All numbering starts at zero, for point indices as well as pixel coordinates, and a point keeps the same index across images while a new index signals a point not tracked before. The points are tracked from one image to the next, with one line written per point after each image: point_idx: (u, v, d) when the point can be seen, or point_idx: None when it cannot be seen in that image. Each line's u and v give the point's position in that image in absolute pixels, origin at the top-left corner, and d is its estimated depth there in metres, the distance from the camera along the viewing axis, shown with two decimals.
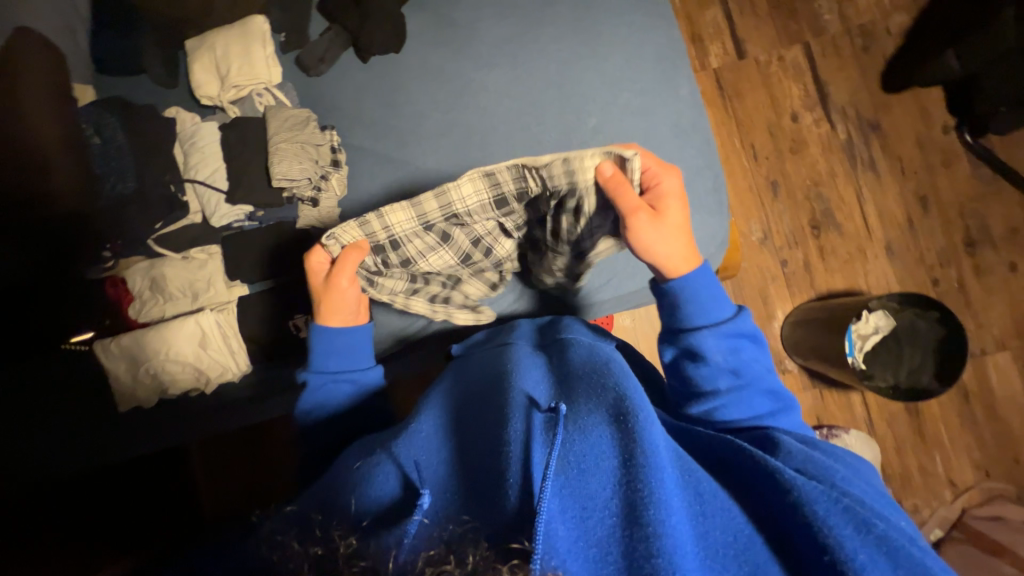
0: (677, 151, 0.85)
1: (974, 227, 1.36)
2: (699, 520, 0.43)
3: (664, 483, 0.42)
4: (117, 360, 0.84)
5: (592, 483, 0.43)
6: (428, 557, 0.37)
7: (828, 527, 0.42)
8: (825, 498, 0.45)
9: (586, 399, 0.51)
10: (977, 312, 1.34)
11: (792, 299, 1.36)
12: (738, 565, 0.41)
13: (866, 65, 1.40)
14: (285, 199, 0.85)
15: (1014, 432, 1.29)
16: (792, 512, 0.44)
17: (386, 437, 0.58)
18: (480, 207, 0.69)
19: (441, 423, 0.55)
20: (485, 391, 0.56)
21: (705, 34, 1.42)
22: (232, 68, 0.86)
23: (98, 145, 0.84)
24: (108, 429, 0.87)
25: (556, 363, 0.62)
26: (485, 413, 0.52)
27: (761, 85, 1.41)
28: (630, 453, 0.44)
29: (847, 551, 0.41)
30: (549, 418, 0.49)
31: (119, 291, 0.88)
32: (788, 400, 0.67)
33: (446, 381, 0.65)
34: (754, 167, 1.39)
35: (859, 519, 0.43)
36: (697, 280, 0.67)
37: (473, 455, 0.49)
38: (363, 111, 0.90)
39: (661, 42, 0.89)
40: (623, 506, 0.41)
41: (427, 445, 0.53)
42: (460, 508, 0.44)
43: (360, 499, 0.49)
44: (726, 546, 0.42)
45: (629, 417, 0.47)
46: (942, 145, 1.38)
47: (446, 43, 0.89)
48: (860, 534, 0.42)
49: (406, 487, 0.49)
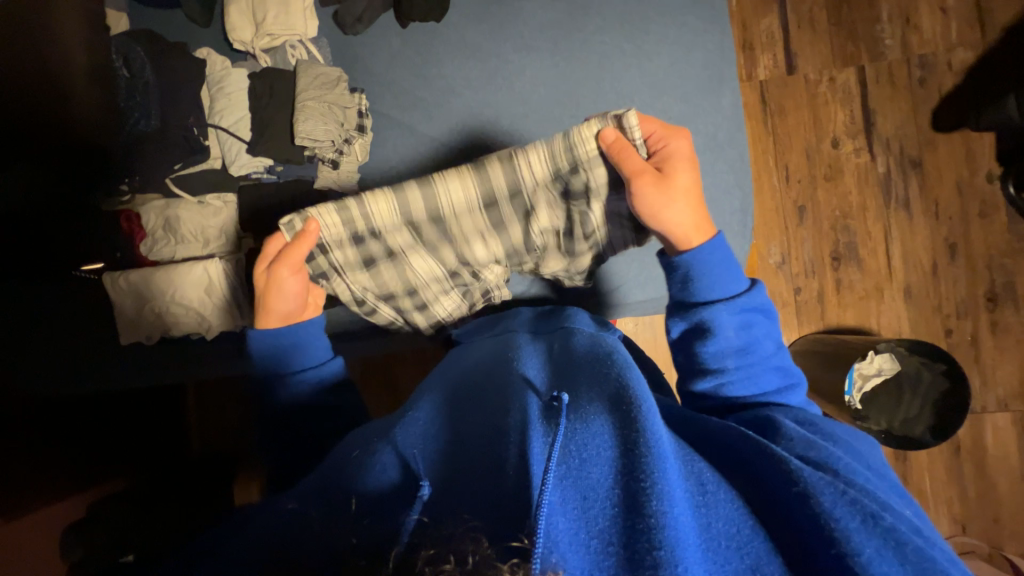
0: (709, 164, 0.83)
1: (999, 283, 1.32)
2: (701, 512, 0.42)
3: (667, 471, 0.42)
4: (124, 294, 0.85)
5: (593, 473, 0.43)
6: (429, 557, 0.35)
7: (833, 519, 0.40)
8: (830, 489, 0.43)
9: (587, 391, 0.53)
10: (984, 368, 1.31)
11: (800, 328, 1.34)
12: (740, 558, 0.39)
13: (920, 98, 1.34)
14: (306, 157, 0.84)
15: (999, 492, 1.29)
16: (797, 506, 0.42)
17: (386, 426, 0.59)
18: (469, 200, 0.73)
19: (439, 413, 0.58)
20: (491, 389, 0.58)
21: (757, 43, 1.36)
22: (269, 15, 0.84)
23: (125, 78, 0.82)
24: (109, 356, 0.91)
25: (557, 355, 0.64)
26: (490, 406, 0.55)
27: (806, 104, 1.36)
28: (630, 438, 0.44)
29: (854, 544, 0.39)
30: (547, 407, 0.51)
31: (133, 226, 0.87)
32: (797, 377, 0.67)
33: (452, 372, 0.67)
34: (784, 189, 1.36)
35: (866, 512, 0.41)
36: (708, 252, 0.66)
37: (471, 439, 0.52)
38: (395, 78, 0.88)
39: (710, 48, 0.85)
40: (622, 497, 0.40)
41: (424, 435, 0.54)
42: (459, 505, 0.43)
43: (359, 484, 0.49)
44: (728, 537, 0.41)
45: (631, 405, 0.48)
46: (982, 193, 1.33)
47: (489, 19, 0.86)
48: (867, 526, 0.40)
49: (404, 476, 0.48)
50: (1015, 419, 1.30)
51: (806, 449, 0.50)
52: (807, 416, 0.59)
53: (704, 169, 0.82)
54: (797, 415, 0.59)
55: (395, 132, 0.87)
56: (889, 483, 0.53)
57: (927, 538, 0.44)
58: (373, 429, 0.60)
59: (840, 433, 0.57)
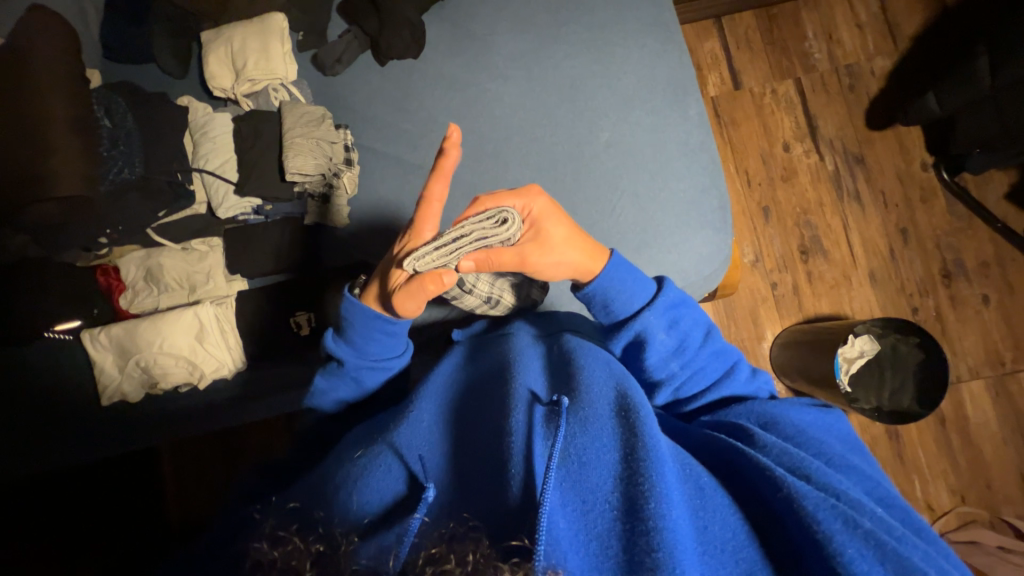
0: (685, 169, 0.88)
1: (950, 260, 1.43)
2: (699, 515, 0.44)
3: (665, 474, 0.43)
4: (105, 352, 0.81)
5: (592, 477, 0.45)
6: (428, 556, 0.34)
7: (817, 521, 0.42)
8: (817, 495, 0.44)
9: (586, 394, 0.52)
10: (952, 340, 1.40)
11: (781, 321, 1.40)
12: (736, 562, 0.42)
13: (852, 102, 1.48)
14: (295, 194, 0.85)
15: (986, 458, 1.34)
16: (784, 511, 0.44)
17: (388, 423, 0.57)
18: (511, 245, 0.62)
19: (440, 413, 0.56)
20: (488, 385, 0.57)
21: (704, 64, 1.49)
22: (248, 61, 0.86)
23: (107, 128, 0.80)
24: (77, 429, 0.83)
25: (553, 353, 0.63)
26: (487, 404, 0.54)
27: (755, 115, 1.48)
28: (633, 450, 0.45)
29: (836, 546, 0.40)
30: (549, 411, 0.51)
31: (111, 281, 0.87)
32: (737, 355, 0.68)
33: (443, 367, 0.65)
34: (747, 192, 1.45)
35: (849, 515, 0.43)
36: (613, 273, 0.63)
37: (472, 441, 0.51)
38: (376, 114, 0.90)
39: (672, 64, 0.91)
40: (622, 501, 0.43)
41: (426, 433, 0.53)
42: (461, 504, 0.44)
43: (359, 493, 0.48)
44: (724, 542, 0.43)
45: (632, 412, 0.50)
46: (920, 181, 1.46)
47: (463, 53, 0.91)
48: (849, 529, 0.42)
49: (411, 484, 0.49)
50: (988, 385, 1.38)
51: (784, 456, 0.49)
52: (769, 414, 0.58)
53: (680, 174, 0.87)
54: (759, 416, 0.58)
55: (381, 163, 0.89)
56: (875, 487, 0.52)
57: (911, 540, 0.45)
58: (370, 429, 0.59)
59: (815, 437, 0.55)
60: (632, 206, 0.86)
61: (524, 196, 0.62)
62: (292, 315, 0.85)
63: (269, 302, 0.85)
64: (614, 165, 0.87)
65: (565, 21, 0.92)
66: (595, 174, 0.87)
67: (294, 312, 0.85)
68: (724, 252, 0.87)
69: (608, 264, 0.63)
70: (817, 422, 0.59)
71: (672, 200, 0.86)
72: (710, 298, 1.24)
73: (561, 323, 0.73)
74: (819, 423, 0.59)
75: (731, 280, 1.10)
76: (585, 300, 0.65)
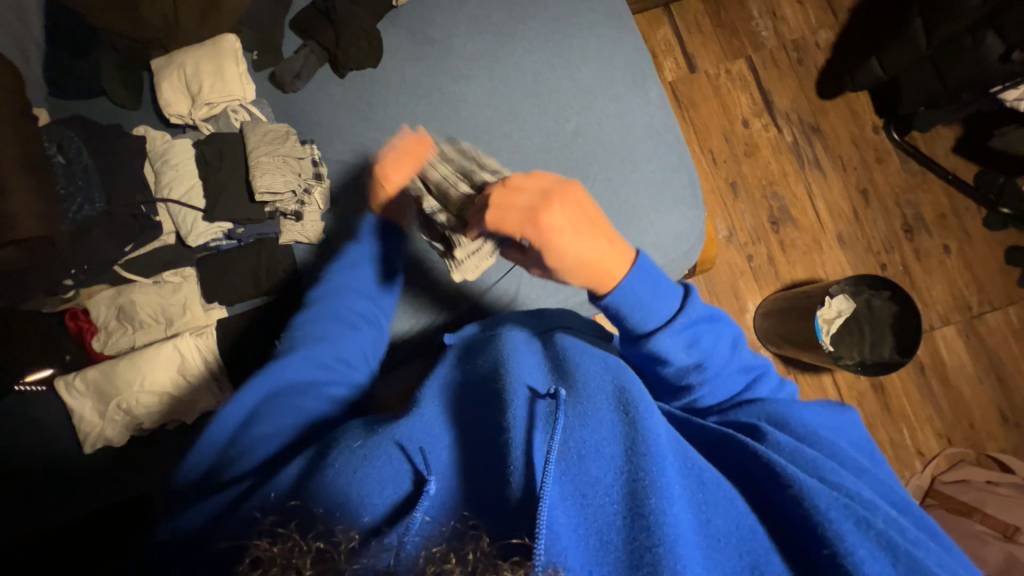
0: (652, 150, 0.90)
1: (910, 216, 1.50)
2: (703, 511, 0.43)
3: (667, 470, 0.44)
4: (83, 397, 0.77)
5: (592, 470, 0.45)
6: (431, 556, 0.33)
7: (827, 519, 0.43)
8: (832, 495, 0.45)
9: (585, 389, 0.53)
10: (921, 292, 1.46)
11: (761, 291, 1.44)
12: (740, 557, 0.41)
13: (802, 75, 1.54)
14: (267, 214, 0.83)
15: (966, 399, 1.40)
16: (792, 509, 0.45)
17: (385, 418, 0.55)
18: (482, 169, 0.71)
19: (441, 411, 0.54)
20: (485, 381, 0.57)
21: (658, 51, 1.53)
22: (204, 85, 0.84)
23: (62, 164, 0.78)
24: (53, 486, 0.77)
25: (550, 351, 0.62)
26: (486, 401, 0.53)
27: (713, 95, 1.52)
28: (634, 445, 0.46)
29: (847, 544, 0.41)
30: (550, 406, 0.50)
31: (81, 323, 0.82)
32: (762, 363, 0.66)
33: (440, 365, 0.63)
34: (714, 170, 1.49)
35: (860, 514, 0.44)
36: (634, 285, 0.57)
37: (472, 438, 0.50)
38: (341, 126, 0.90)
39: (629, 50, 0.93)
40: (624, 495, 0.42)
41: (428, 429, 0.52)
42: (462, 503, 0.43)
43: (358, 487, 0.46)
44: (728, 536, 0.43)
45: (632, 408, 0.50)
46: (874, 143, 1.52)
47: (422, 58, 0.92)
48: (861, 529, 0.43)
49: (417, 481, 0.46)
50: (959, 330, 1.44)
51: (793, 455, 0.50)
52: (777, 412, 0.58)
53: (649, 156, 0.89)
54: (771, 413, 0.58)
55: (351, 175, 0.88)
56: (883, 491, 0.53)
57: (920, 543, 0.46)
58: (361, 424, 0.56)
59: (824, 438, 0.56)
60: (605, 190, 0.88)
61: (528, 218, 0.54)
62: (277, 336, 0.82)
63: (249, 328, 0.82)
64: (583, 153, 0.88)
65: (520, 18, 0.93)
66: (566, 163, 0.88)
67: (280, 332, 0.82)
68: (699, 228, 0.90)
69: (625, 279, 0.57)
70: (828, 425, 0.60)
71: (644, 181, 0.88)
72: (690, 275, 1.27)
73: (563, 320, 0.73)
74: (833, 427, 0.60)
75: (708, 255, 1.13)
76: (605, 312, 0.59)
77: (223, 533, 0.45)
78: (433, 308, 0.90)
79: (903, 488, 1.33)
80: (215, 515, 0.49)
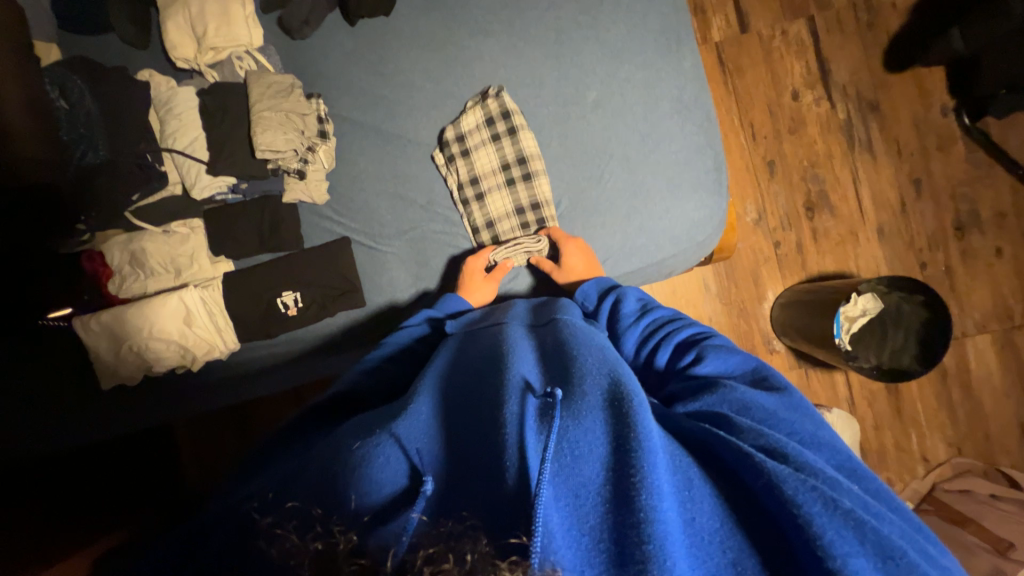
0: (678, 128, 0.85)
1: (964, 212, 1.37)
2: (686, 506, 0.38)
3: (658, 464, 0.38)
4: (97, 336, 0.80)
5: (585, 469, 0.39)
6: (428, 556, 0.31)
7: (796, 505, 0.36)
8: (795, 477, 0.38)
9: (580, 382, 0.47)
10: (960, 295, 1.36)
11: (783, 281, 1.36)
12: (723, 553, 0.36)
13: (869, 42, 1.36)
14: (270, 171, 0.83)
15: (986, 411, 1.34)
16: (766, 496, 0.38)
17: (382, 415, 0.51)
18: (532, 203, 0.86)
19: (436, 403, 0.50)
20: (480, 375, 0.53)
21: (708, 4, 1.37)
22: (209, 27, 0.80)
23: (65, 110, 0.79)
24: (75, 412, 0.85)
25: (547, 345, 0.58)
26: (480, 397, 0.49)
27: (763, 61, 1.37)
28: (625, 435, 0.40)
29: (816, 530, 0.35)
30: (542, 403, 0.46)
31: (97, 266, 0.83)
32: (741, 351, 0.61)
33: (436, 361, 0.60)
34: (752, 146, 1.37)
35: (827, 495, 0.37)
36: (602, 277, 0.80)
37: (463, 430, 0.46)
38: (350, 80, 0.86)
39: (665, 12, 0.87)
40: (613, 492, 0.37)
41: (427, 427, 0.47)
42: (460, 501, 0.39)
43: (358, 489, 0.41)
44: (713, 532, 0.37)
45: (624, 400, 0.44)
46: (939, 127, 1.37)
47: (439, 8, 0.85)
48: (828, 510, 0.36)
49: (414, 477, 0.42)
50: (994, 340, 1.35)
51: (760, 438, 0.44)
52: (741, 399, 0.50)
53: (673, 134, 0.85)
54: (733, 402, 0.50)
55: (357, 134, 0.86)
56: (844, 460, 0.46)
57: (886, 516, 0.40)
58: (355, 423, 0.51)
59: (787, 417, 0.49)
60: (622, 170, 0.85)
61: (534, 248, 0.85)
62: (280, 294, 0.84)
63: (255, 282, 0.84)
64: (603, 127, 0.85)
65: None
66: (583, 138, 0.85)
67: (281, 290, 0.84)
68: (719, 216, 0.87)
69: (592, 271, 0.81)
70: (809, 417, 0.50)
71: (664, 162, 0.85)
72: (707, 260, 1.20)
73: (556, 310, 0.68)
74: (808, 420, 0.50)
75: (728, 242, 1.07)
76: (580, 298, 0.78)
77: (221, 527, 0.41)
78: (433, 277, 0.88)
79: (900, 491, 1.31)
80: (211, 510, 0.45)
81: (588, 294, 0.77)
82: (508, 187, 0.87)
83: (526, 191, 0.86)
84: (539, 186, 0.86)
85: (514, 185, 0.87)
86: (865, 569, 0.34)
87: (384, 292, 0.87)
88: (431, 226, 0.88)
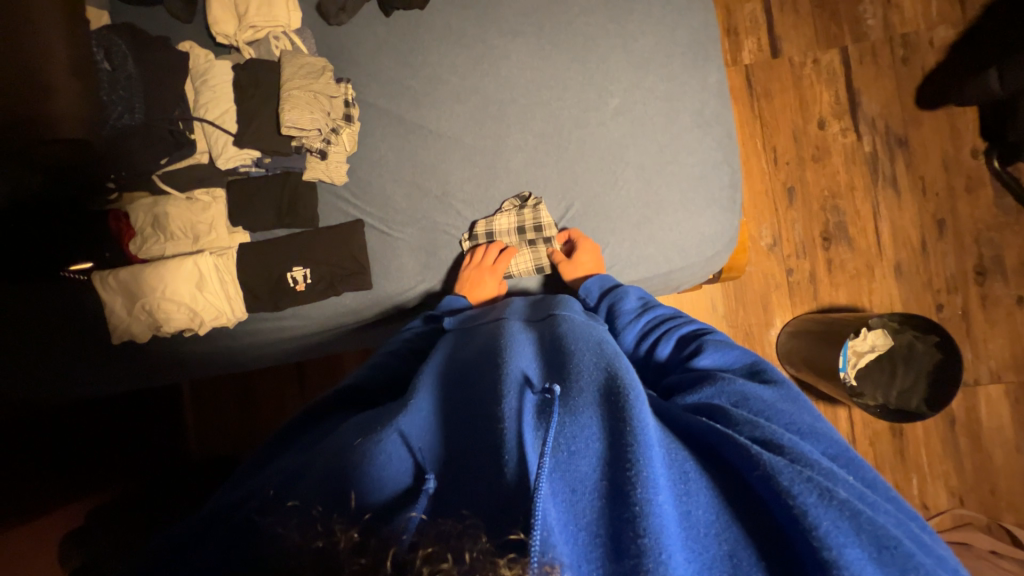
0: (696, 141, 0.87)
1: (988, 257, 1.33)
2: (680, 499, 0.37)
3: (654, 457, 0.38)
4: (114, 294, 0.83)
5: (580, 465, 0.39)
6: (427, 556, 0.30)
7: (791, 495, 0.36)
8: (791, 468, 0.38)
9: (576, 379, 0.48)
10: (977, 342, 1.32)
11: (793, 309, 1.33)
12: (718, 544, 0.36)
13: (903, 77, 1.35)
14: (293, 148, 0.86)
15: (994, 464, 1.29)
16: (761, 489, 0.38)
17: (383, 416, 0.51)
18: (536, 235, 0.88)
19: (435, 402, 0.51)
20: (479, 369, 0.53)
21: (741, 27, 1.37)
22: (251, 6, 0.84)
23: (107, 71, 0.83)
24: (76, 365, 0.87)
25: (546, 340, 0.58)
26: (480, 393, 0.49)
27: (792, 87, 1.36)
28: (619, 429, 0.40)
29: (813, 520, 0.35)
30: (540, 400, 0.46)
31: (121, 225, 0.86)
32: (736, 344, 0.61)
33: (434, 356, 0.61)
34: (773, 170, 1.36)
35: (822, 485, 0.37)
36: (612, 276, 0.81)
37: (462, 429, 0.46)
38: (380, 69, 0.89)
39: (694, 26, 0.89)
40: (608, 485, 0.37)
41: (428, 422, 0.48)
42: (458, 501, 0.39)
43: (362, 486, 0.40)
44: (708, 525, 0.37)
45: (620, 394, 0.44)
46: (968, 169, 1.34)
47: (471, 6, 0.88)
48: (824, 500, 0.36)
49: (417, 477, 0.43)
50: (1007, 391, 1.31)
51: (755, 430, 0.43)
52: (740, 390, 0.50)
53: (691, 147, 0.86)
54: (731, 394, 0.50)
55: (380, 122, 0.89)
56: (840, 449, 0.45)
57: (882, 505, 0.39)
58: (356, 424, 0.51)
59: (785, 408, 0.48)
60: (637, 178, 0.86)
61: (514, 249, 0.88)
62: (290, 269, 0.86)
63: (269, 255, 0.86)
64: (621, 134, 0.86)
65: None
66: (600, 144, 0.87)
67: (292, 266, 0.86)
68: (730, 233, 0.88)
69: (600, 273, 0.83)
70: (808, 410, 0.50)
71: (679, 174, 0.86)
72: (716, 279, 1.19)
73: (553, 306, 0.69)
74: (810, 412, 0.49)
75: (738, 262, 1.06)
76: (586, 294, 0.79)
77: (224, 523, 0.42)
78: (439, 268, 0.90)
79: None
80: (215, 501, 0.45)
81: (593, 295, 0.78)
82: (518, 229, 0.87)
83: (530, 224, 0.87)
84: (542, 218, 0.87)
85: (523, 232, 0.88)
86: (866, 562, 0.33)
87: (392, 279, 0.89)
88: (441, 218, 0.89)
